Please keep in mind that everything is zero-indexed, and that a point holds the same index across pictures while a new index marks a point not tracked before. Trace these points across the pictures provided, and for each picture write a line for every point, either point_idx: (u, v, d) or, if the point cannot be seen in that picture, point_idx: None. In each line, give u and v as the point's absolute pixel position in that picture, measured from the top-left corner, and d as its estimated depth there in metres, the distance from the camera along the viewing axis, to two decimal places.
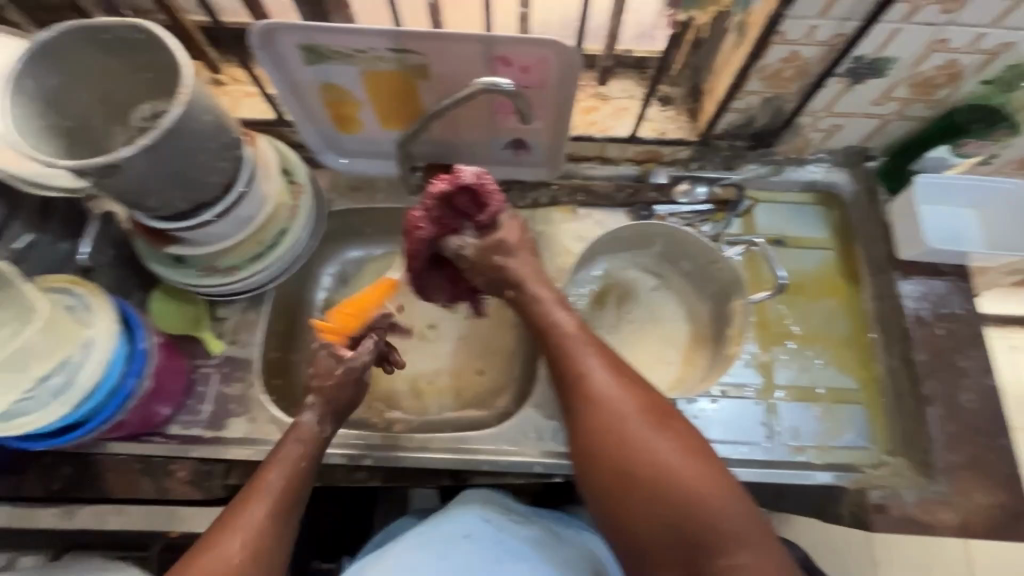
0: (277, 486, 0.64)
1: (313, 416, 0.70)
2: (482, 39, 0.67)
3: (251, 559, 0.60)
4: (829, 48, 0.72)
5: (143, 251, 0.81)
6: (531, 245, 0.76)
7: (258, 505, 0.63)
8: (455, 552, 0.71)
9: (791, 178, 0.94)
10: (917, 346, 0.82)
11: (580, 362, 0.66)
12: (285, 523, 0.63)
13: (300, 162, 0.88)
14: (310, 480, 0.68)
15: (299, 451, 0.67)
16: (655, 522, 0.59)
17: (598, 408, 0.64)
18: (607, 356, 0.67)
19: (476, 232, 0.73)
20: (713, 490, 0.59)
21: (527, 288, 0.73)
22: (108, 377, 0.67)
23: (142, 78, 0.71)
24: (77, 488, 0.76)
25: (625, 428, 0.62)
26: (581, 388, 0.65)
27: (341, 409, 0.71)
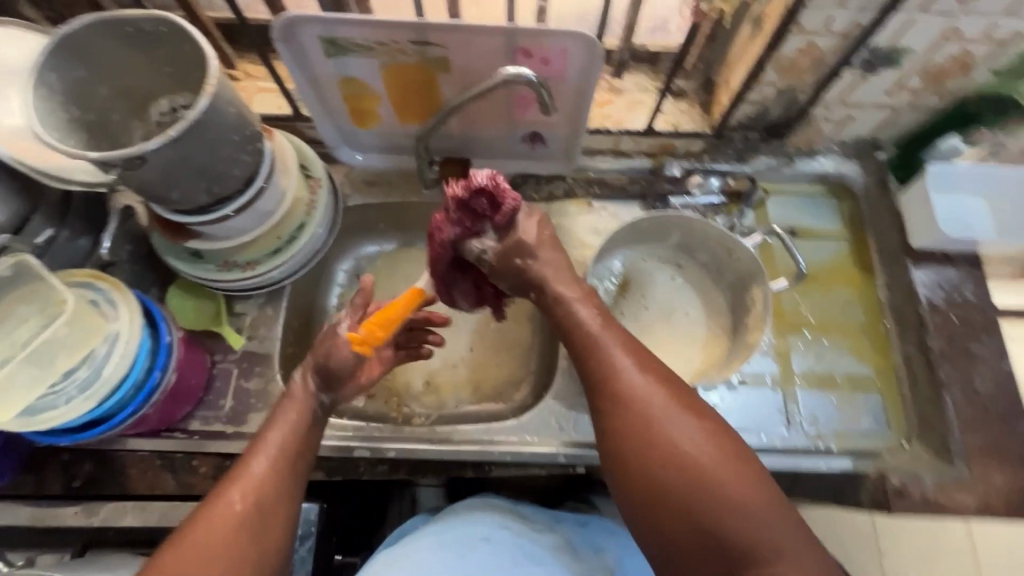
0: (276, 441, 0.63)
1: (304, 379, 0.67)
2: (506, 31, 0.68)
3: (252, 511, 0.59)
4: (845, 39, 0.73)
5: (160, 246, 0.81)
6: (553, 240, 0.73)
7: (258, 460, 0.62)
8: (473, 555, 0.71)
9: (802, 170, 0.95)
10: (932, 332, 0.84)
11: (609, 360, 0.64)
12: (287, 477, 0.62)
13: (316, 158, 0.88)
14: (312, 437, 0.66)
15: (297, 407, 0.66)
16: (688, 527, 0.56)
17: (628, 407, 0.61)
18: (638, 354, 0.65)
19: (494, 235, 0.73)
20: (751, 494, 0.56)
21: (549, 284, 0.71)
22: (133, 370, 0.66)
23: (162, 73, 0.71)
24: (99, 485, 0.76)
25: (657, 429, 0.59)
26: (611, 387, 0.62)
27: (333, 373, 0.67)
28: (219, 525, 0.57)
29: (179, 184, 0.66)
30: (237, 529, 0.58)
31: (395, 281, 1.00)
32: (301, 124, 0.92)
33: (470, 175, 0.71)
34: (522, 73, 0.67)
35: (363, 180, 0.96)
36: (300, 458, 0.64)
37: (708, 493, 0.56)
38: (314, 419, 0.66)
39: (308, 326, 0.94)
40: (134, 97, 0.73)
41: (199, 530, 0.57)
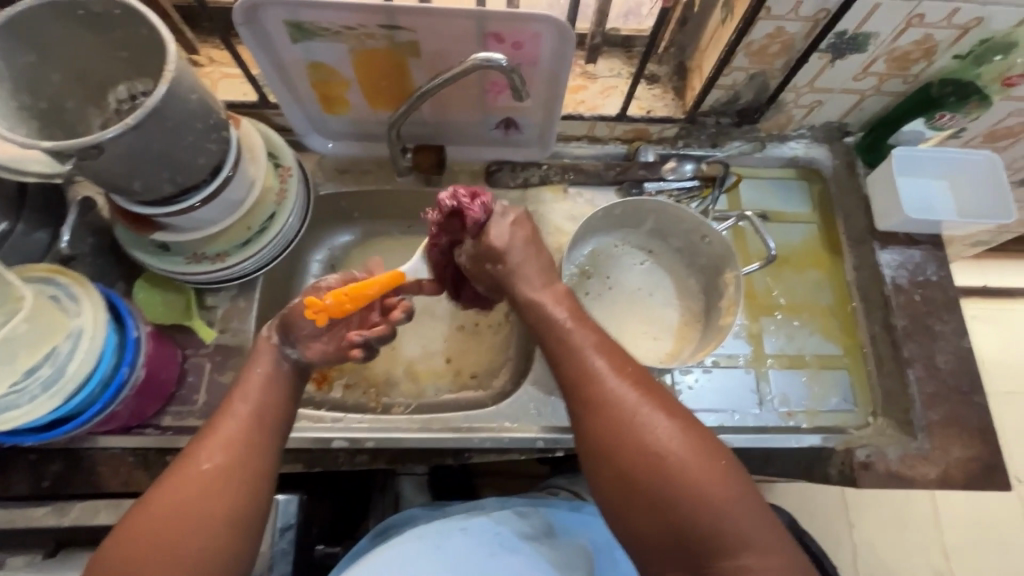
0: (247, 403, 0.65)
1: (271, 331, 0.71)
2: (475, 15, 0.67)
3: (224, 466, 0.60)
4: (813, 23, 0.73)
5: (124, 239, 0.78)
6: (528, 243, 0.74)
7: (228, 420, 0.63)
8: (449, 543, 0.74)
9: (774, 155, 0.96)
10: (897, 312, 0.86)
11: (583, 360, 0.64)
12: (259, 433, 0.64)
13: (285, 146, 0.86)
14: (283, 400, 0.68)
15: (264, 362, 0.69)
16: (658, 520, 0.57)
17: (603, 406, 0.61)
18: (613, 354, 0.65)
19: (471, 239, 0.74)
20: (722, 489, 0.57)
21: (519, 286, 0.72)
22: (99, 367, 0.65)
23: (118, 58, 0.68)
24: (68, 484, 0.74)
25: (632, 427, 0.60)
26: (587, 386, 0.63)
27: (286, 321, 0.70)
28: (192, 479, 0.58)
29: (141, 173, 0.64)
30: (208, 482, 0.58)
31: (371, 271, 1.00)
32: (268, 112, 0.89)
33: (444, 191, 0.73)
34: (493, 58, 0.66)
35: (336, 168, 0.94)
36: (273, 420, 0.66)
37: (681, 487, 0.57)
38: (282, 375, 0.69)
39: None
40: (90, 84, 0.70)
41: (170, 485, 0.58)
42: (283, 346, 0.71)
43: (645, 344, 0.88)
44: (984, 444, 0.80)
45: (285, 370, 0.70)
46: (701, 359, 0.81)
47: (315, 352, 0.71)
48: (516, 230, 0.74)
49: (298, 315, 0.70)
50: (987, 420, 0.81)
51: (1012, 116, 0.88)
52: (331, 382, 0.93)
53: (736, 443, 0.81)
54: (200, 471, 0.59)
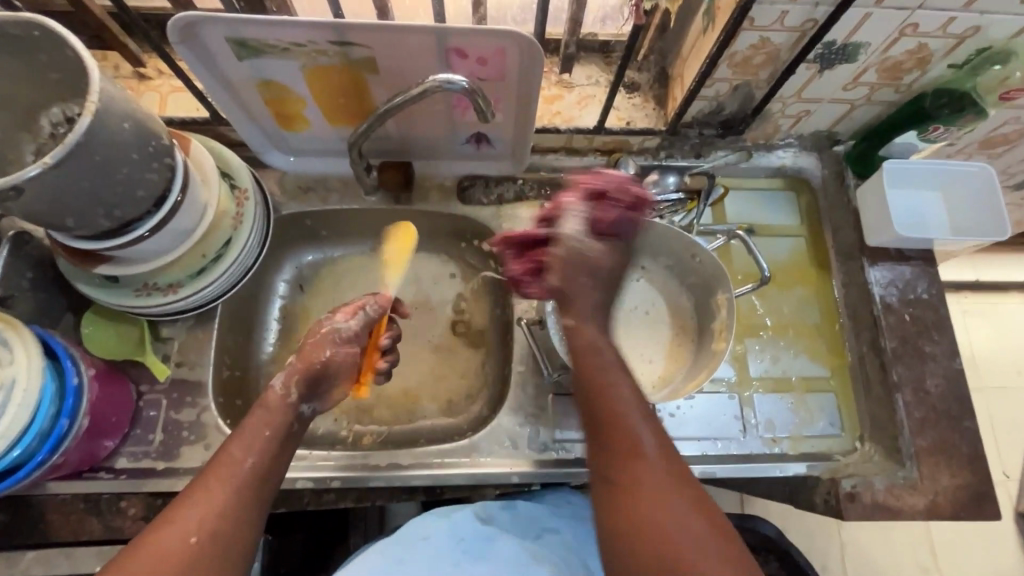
0: (244, 460, 0.59)
1: (281, 383, 0.67)
2: (434, 31, 0.61)
3: (209, 538, 0.53)
4: (799, 33, 0.69)
5: (68, 271, 0.73)
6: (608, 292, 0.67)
7: (221, 480, 0.57)
8: (410, 555, 0.68)
9: (761, 165, 0.92)
10: (886, 333, 0.83)
11: (616, 402, 0.58)
12: (251, 497, 0.57)
13: (242, 165, 0.81)
14: (279, 456, 0.62)
15: (267, 421, 0.64)
16: None
17: (636, 489, 0.53)
18: (658, 435, 0.56)
19: (582, 228, 0.66)
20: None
21: (585, 323, 0.64)
22: (36, 417, 0.60)
23: (46, 78, 0.62)
24: (16, 533, 0.71)
25: (666, 521, 0.50)
26: (623, 465, 0.54)
27: (310, 376, 0.68)
28: (170, 550, 0.51)
29: (75, 210, 0.59)
30: (191, 557, 0.51)
31: (341, 290, 0.95)
32: (222, 127, 0.84)
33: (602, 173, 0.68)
34: (454, 79, 0.62)
35: (298, 186, 0.89)
36: (266, 482, 0.60)
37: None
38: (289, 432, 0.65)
39: (248, 344, 0.88)
40: (17, 108, 0.64)
41: (145, 554, 0.50)
42: (302, 401, 0.68)
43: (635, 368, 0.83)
44: (973, 471, 0.78)
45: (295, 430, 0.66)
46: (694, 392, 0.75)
47: (331, 403, 0.72)
48: (619, 262, 0.66)
49: (325, 373, 0.69)
50: (976, 446, 0.79)
51: (1008, 124, 0.84)
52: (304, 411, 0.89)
53: (720, 474, 0.78)
54: (183, 543, 0.52)
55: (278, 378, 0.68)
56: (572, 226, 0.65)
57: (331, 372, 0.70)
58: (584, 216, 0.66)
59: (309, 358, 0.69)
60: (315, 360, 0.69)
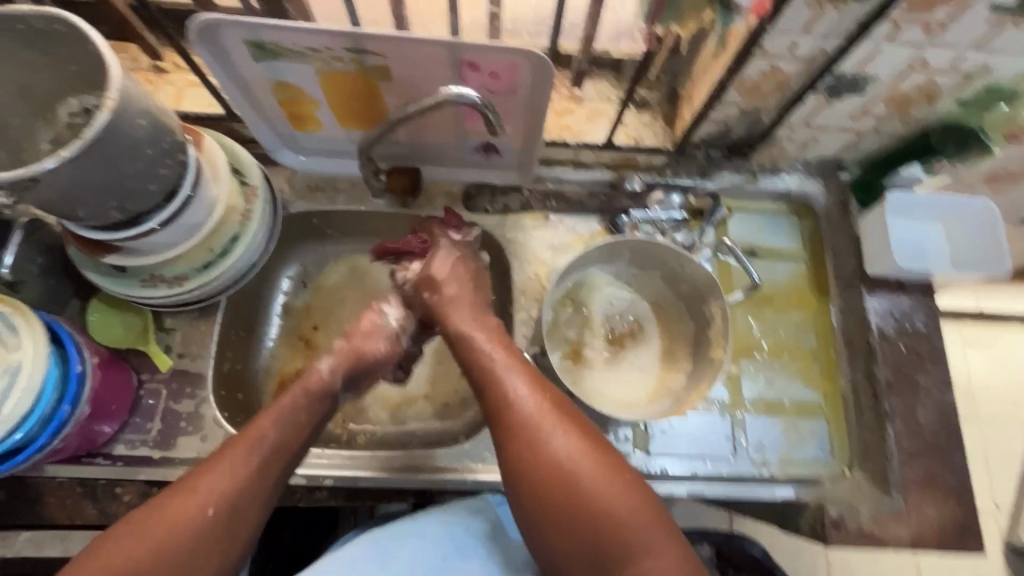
0: (269, 437, 0.61)
1: (325, 367, 0.70)
2: (447, 44, 0.63)
3: (224, 512, 0.56)
4: (810, 64, 0.69)
5: (76, 258, 0.74)
6: (454, 286, 0.76)
7: (244, 452, 0.59)
8: (402, 549, 0.66)
9: (765, 188, 0.92)
10: (880, 362, 0.84)
11: (485, 356, 0.68)
12: (270, 474, 0.60)
13: (253, 162, 0.82)
14: (306, 432, 0.65)
15: (301, 401, 0.66)
16: (560, 507, 0.58)
17: (521, 428, 0.61)
18: (532, 378, 0.66)
19: (411, 266, 0.80)
20: (634, 508, 0.57)
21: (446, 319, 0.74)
22: (39, 402, 0.62)
23: (66, 72, 0.63)
24: (15, 513, 0.72)
25: (545, 442, 0.60)
26: (505, 413, 0.63)
27: (355, 367, 0.72)
28: (187, 519, 0.54)
29: (88, 202, 0.60)
30: (204, 528, 0.55)
31: (344, 289, 0.96)
32: (235, 124, 0.85)
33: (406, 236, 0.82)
34: (465, 94, 0.63)
35: (307, 185, 0.90)
36: (286, 458, 0.62)
37: (592, 507, 0.57)
38: (320, 410, 0.67)
39: (250, 338, 0.90)
40: (35, 97, 0.65)
41: (159, 518, 0.54)
42: (341, 389, 0.71)
43: (632, 384, 0.83)
44: (959, 504, 0.79)
45: (317, 405, 0.67)
46: (698, 405, 0.75)
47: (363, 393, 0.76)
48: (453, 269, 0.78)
49: (367, 365, 0.73)
50: (964, 481, 0.80)
51: (1014, 161, 0.84)
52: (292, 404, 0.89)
53: (707, 494, 0.79)
54: (199, 514, 0.55)
55: (326, 361, 0.70)
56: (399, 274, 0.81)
57: (373, 364, 0.74)
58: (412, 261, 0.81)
59: (358, 349, 0.73)
60: (365, 350, 0.73)
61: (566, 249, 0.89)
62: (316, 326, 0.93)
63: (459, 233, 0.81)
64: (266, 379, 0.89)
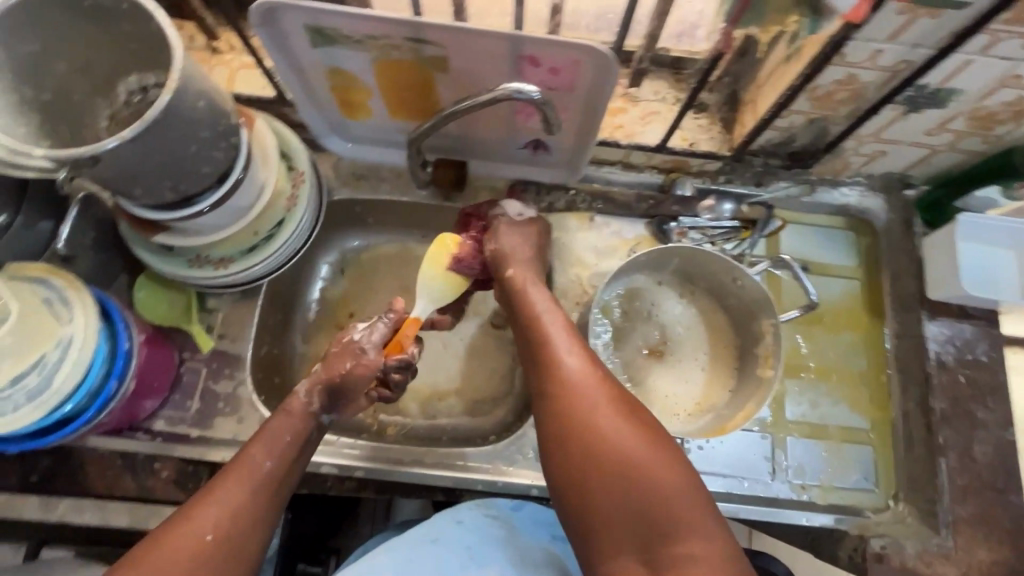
0: (262, 465, 0.61)
1: (304, 390, 0.67)
2: (509, 36, 0.61)
3: (223, 542, 0.56)
4: (890, 74, 0.65)
5: (127, 235, 0.75)
6: (535, 251, 0.77)
7: (238, 480, 0.59)
8: (419, 556, 0.67)
9: (822, 201, 0.88)
10: (936, 392, 0.80)
11: (543, 333, 0.68)
12: (265, 504, 0.60)
13: (301, 145, 0.81)
14: (299, 457, 0.65)
15: (290, 425, 0.65)
16: (602, 490, 0.57)
17: (570, 395, 0.62)
18: (583, 347, 0.67)
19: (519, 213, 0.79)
20: (681, 495, 0.56)
21: (519, 274, 0.74)
22: (88, 377, 0.63)
23: (127, 50, 0.63)
24: (57, 481, 0.74)
25: (593, 422, 0.60)
26: (555, 381, 0.64)
27: (337, 387, 0.68)
28: (189, 551, 0.54)
29: (144, 181, 0.61)
30: (205, 557, 0.55)
31: (381, 280, 0.95)
32: (286, 108, 0.85)
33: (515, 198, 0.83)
34: (526, 89, 0.61)
35: (352, 172, 0.89)
36: (280, 484, 0.62)
37: (637, 476, 0.56)
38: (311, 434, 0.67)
39: (287, 323, 0.90)
40: (95, 73, 0.65)
41: (161, 553, 0.54)
42: (322, 411, 0.68)
43: (675, 397, 0.81)
44: (1012, 547, 0.75)
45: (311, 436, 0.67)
46: (745, 424, 0.73)
47: (349, 413, 0.72)
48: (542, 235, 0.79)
49: (344, 385, 0.69)
50: (1018, 523, 0.76)
51: None
52: None
53: (742, 515, 0.77)
54: (199, 542, 0.55)
55: (303, 385, 0.68)
56: (506, 209, 0.79)
57: (351, 385, 0.69)
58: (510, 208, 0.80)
59: (330, 369, 0.69)
60: (336, 371, 0.68)
61: (610, 253, 0.87)
62: (352, 314, 0.93)
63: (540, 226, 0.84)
64: (301, 364, 0.90)
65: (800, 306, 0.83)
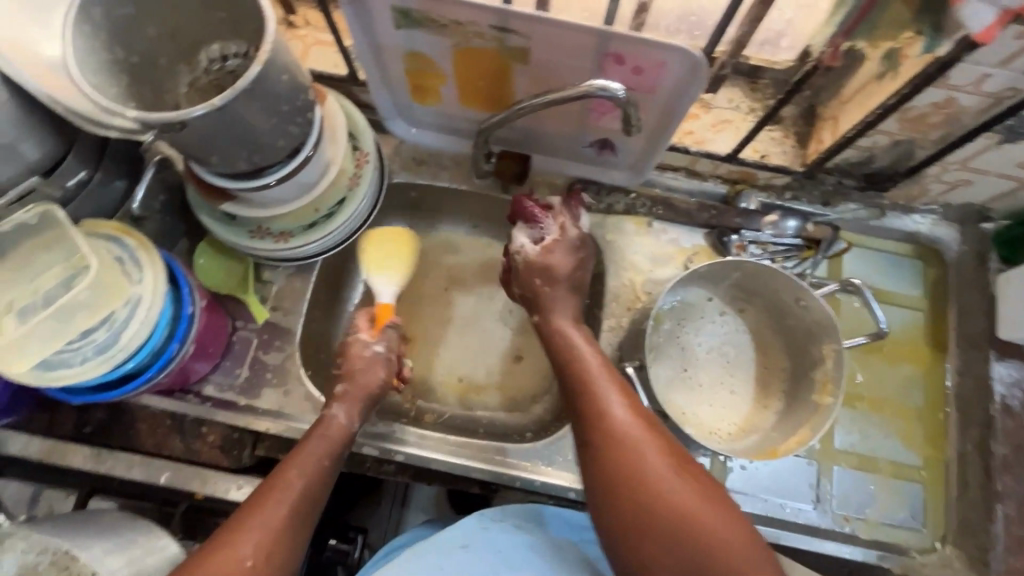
0: (297, 481, 0.62)
1: (343, 415, 0.70)
2: (600, 32, 0.59)
3: (263, 560, 0.56)
4: (993, 101, 0.62)
5: (194, 201, 0.76)
6: (579, 281, 0.75)
7: (277, 502, 0.59)
8: (451, 563, 0.67)
9: (892, 227, 0.85)
10: (999, 438, 0.76)
11: (582, 368, 0.67)
12: (302, 520, 0.60)
13: (367, 127, 0.81)
14: (330, 478, 0.65)
15: (323, 451, 0.66)
16: (657, 534, 0.55)
17: (615, 435, 0.60)
18: (627, 391, 0.64)
19: (534, 243, 0.75)
20: (740, 544, 0.53)
21: (550, 316, 0.73)
22: (153, 336, 0.64)
23: (215, 19, 0.64)
24: (109, 434, 0.76)
25: (641, 464, 0.58)
26: (597, 419, 0.62)
27: (367, 406, 0.72)
28: (228, 569, 0.54)
29: (222, 150, 0.61)
30: None
31: (429, 266, 0.95)
32: (356, 88, 0.85)
33: (547, 200, 0.78)
34: (610, 88, 0.61)
35: (413, 157, 0.89)
36: (314, 505, 0.62)
37: (689, 528, 0.54)
38: (337, 456, 0.67)
39: (336, 302, 0.91)
40: (182, 40, 0.66)
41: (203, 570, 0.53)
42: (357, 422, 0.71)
43: (720, 415, 0.79)
44: None
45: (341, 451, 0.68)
46: (797, 450, 0.71)
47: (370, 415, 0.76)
48: (575, 265, 0.74)
49: (375, 398, 0.73)
50: None
51: None
52: None
53: (782, 541, 0.75)
54: (240, 565, 0.54)
55: (339, 408, 0.70)
56: (516, 238, 0.75)
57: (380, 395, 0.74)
58: (528, 232, 0.76)
59: (361, 386, 0.72)
60: (369, 385, 0.73)
61: (666, 261, 0.85)
62: (398, 298, 0.93)
63: (578, 225, 0.76)
64: None
65: (866, 333, 0.80)
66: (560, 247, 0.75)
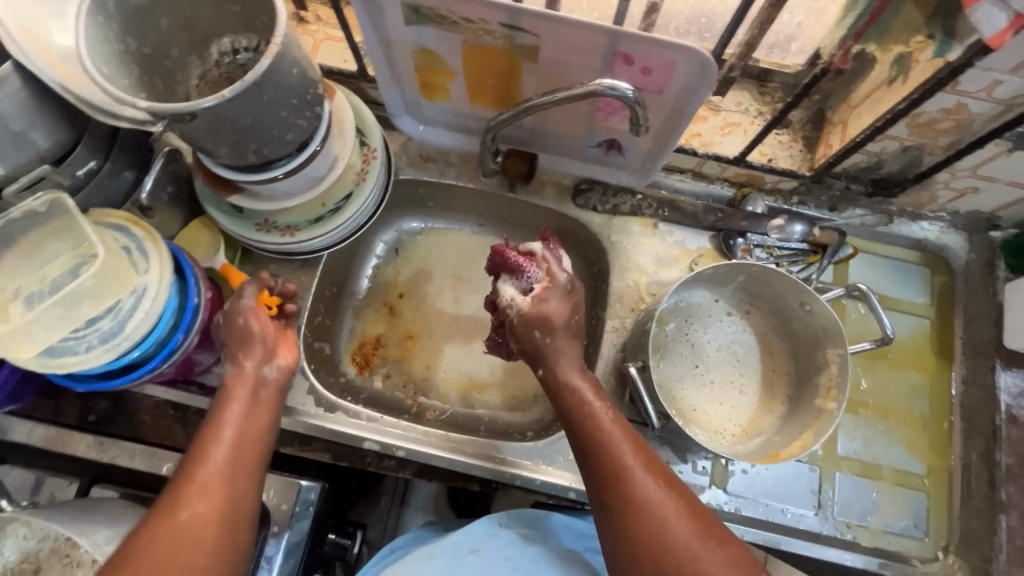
0: (230, 432, 0.60)
1: (253, 361, 0.65)
2: (610, 32, 0.59)
3: (218, 511, 0.56)
4: (1003, 108, 0.62)
5: (201, 193, 0.77)
6: (577, 327, 0.68)
7: (213, 456, 0.58)
8: (462, 567, 0.67)
9: (899, 233, 0.85)
10: (1004, 447, 0.76)
11: (595, 429, 0.62)
12: (246, 467, 0.60)
13: (375, 124, 0.81)
14: (267, 420, 0.64)
15: (246, 396, 0.63)
16: None
17: (636, 506, 0.58)
18: (642, 450, 0.61)
19: (523, 294, 0.68)
20: None
21: (551, 369, 0.66)
22: (158, 326, 0.64)
23: (227, 12, 0.65)
24: (111, 422, 0.77)
25: (664, 536, 0.56)
26: (616, 488, 0.59)
27: (272, 344, 0.67)
28: (183, 529, 0.54)
29: (230, 142, 0.61)
30: (205, 532, 0.54)
31: (433, 262, 0.95)
32: (365, 84, 0.86)
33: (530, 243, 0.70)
34: (619, 87, 0.61)
35: (420, 154, 0.89)
36: (256, 448, 0.61)
37: None
38: (263, 397, 0.65)
39: (340, 296, 0.91)
40: (194, 31, 0.66)
41: (160, 538, 0.53)
42: (264, 365, 0.66)
43: (723, 418, 0.79)
44: None
45: (264, 396, 0.65)
46: (800, 455, 0.71)
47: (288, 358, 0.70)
48: (573, 312, 0.68)
49: (260, 338, 0.66)
50: None
51: None
52: (373, 369, 0.90)
53: (783, 547, 0.74)
54: (192, 520, 0.54)
55: (239, 356, 0.65)
56: (502, 293, 0.69)
57: (257, 334, 0.66)
58: (517, 284, 0.69)
59: (231, 336, 0.65)
60: (244, 333, 0.65)
61: (671, 262, 0.85)
62: (401, 295, 0.93)
63: (565, 268, 0.69)
64: (349, 337, 0.91)
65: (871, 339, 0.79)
66: (552, 293, 0.68)
